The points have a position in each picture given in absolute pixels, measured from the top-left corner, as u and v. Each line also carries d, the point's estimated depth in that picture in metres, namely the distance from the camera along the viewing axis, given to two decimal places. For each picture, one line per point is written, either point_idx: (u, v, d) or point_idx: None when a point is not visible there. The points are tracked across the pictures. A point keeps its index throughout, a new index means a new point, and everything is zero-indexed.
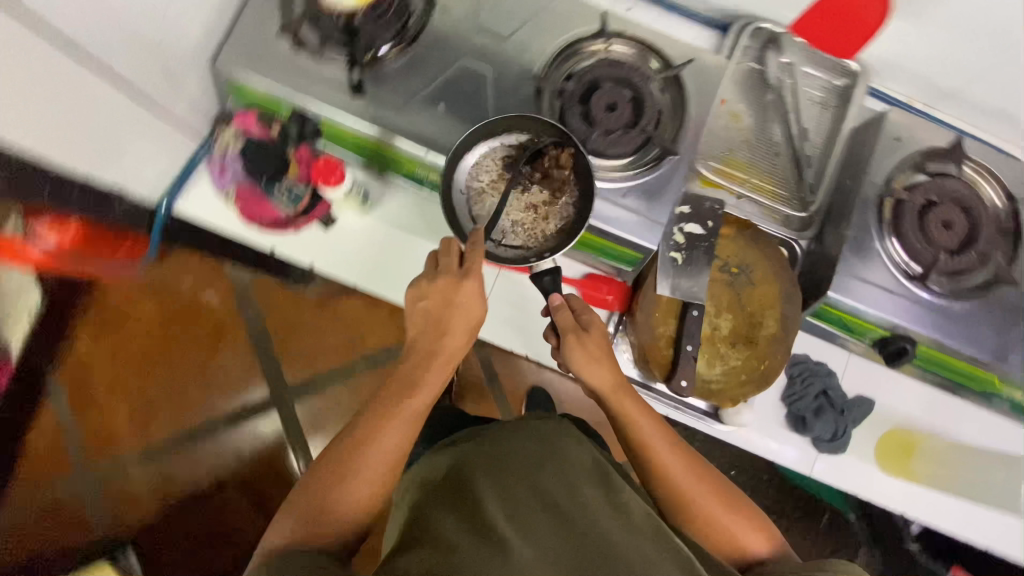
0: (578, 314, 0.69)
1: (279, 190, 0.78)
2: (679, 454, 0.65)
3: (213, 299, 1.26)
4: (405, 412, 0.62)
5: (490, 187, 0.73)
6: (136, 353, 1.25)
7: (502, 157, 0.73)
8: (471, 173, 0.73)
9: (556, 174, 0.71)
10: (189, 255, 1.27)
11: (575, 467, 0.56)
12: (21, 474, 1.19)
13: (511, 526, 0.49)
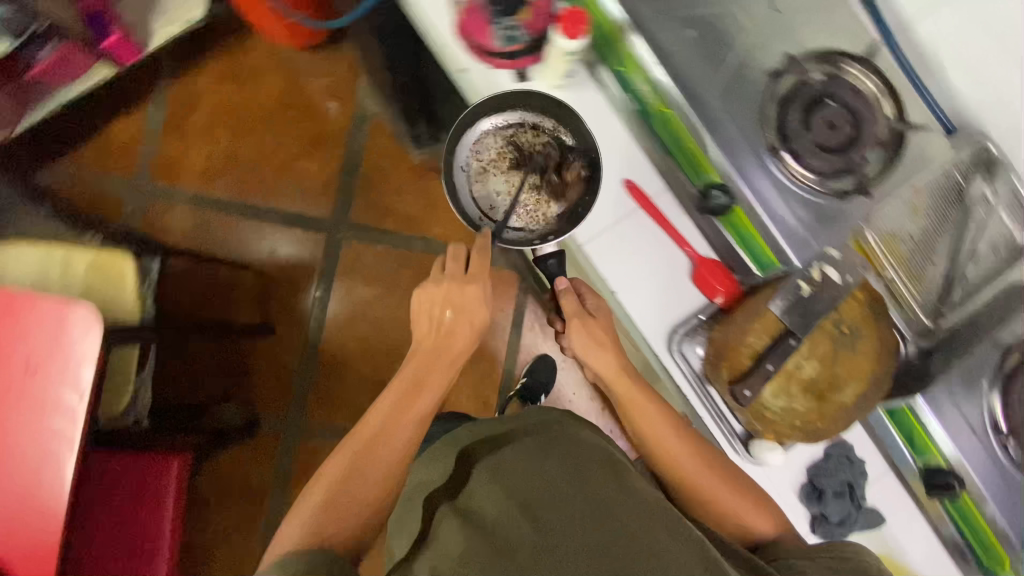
0: (583, 297, 0.83)
1: (503, 23, 0.78)
2: (699, 455, 0.74)
3: (333, 109, 1.45)
4: (418, 398, 0.78)
5: (495, 165, 0.86)
6: (247, 114, 1.45)
7: (502, 137, 0.85)
8: (476, 153, 0.86)
9: (551, 155, 0.84)
10: (335, 63, 1.46)
11: (582, 453, 0.68)
12: (102, 148, 1.41)
13: (525, 485, 0.63)
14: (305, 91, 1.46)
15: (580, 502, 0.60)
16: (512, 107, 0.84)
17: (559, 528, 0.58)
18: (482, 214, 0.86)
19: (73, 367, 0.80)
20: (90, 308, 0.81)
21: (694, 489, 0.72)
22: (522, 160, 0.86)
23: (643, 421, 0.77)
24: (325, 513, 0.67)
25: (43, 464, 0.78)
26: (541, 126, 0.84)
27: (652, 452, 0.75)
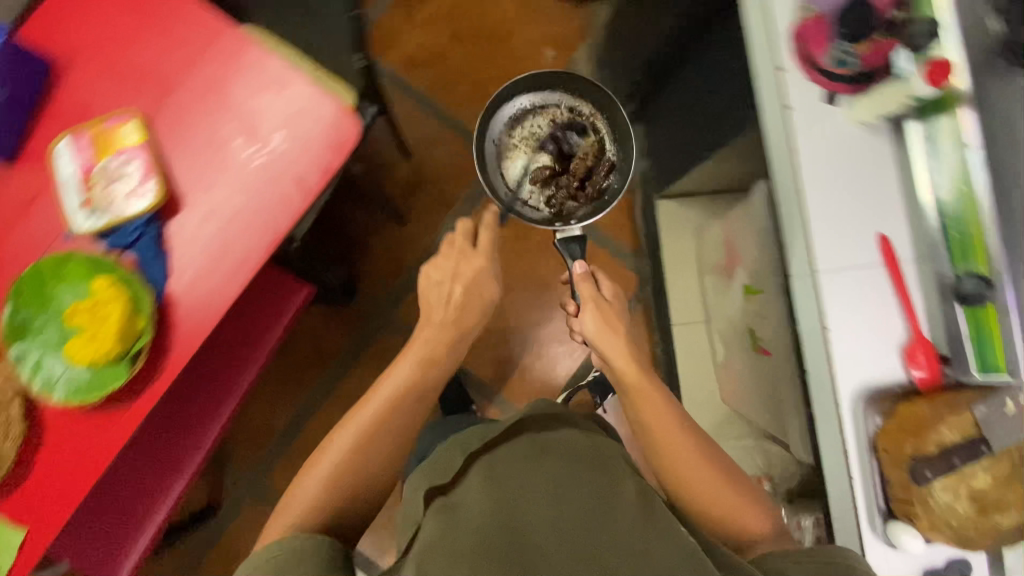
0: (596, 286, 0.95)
1: (841, 48, 0.79)
2: (700, 459, 0.80)
3: (550, 57, 1.52)
4: (421, 381, 0.84)
5: (531, 141, 1.19)
6: (471, 25, 1.53)
7: (528, 127, 1.19)
8: (508, 136, 1.19)
9: (581, 142, 1.17)
10: (572, 19, 1.53)
11: (569, 446, 0.77)
12: None
13: (500, 489, 0.70)
14: (533, 34, 1.53)
15: (559, 507, 0.66)
16: (552, 100, 1.19)
17: (551, 531, 0.64)
18: (512, 181, 1.17)
19: (313, 159, 0.82)
20: (352, 115, 0.83)
21: (700, 496, 0.78)
22: (550, 136, 1.18)
23: (659, 429, 0.82)
24: (344, 470, 0.76)
25: (248, 233, 0.80)
26: (575, 112, 1.19)
27: (658, 445, 0.82)
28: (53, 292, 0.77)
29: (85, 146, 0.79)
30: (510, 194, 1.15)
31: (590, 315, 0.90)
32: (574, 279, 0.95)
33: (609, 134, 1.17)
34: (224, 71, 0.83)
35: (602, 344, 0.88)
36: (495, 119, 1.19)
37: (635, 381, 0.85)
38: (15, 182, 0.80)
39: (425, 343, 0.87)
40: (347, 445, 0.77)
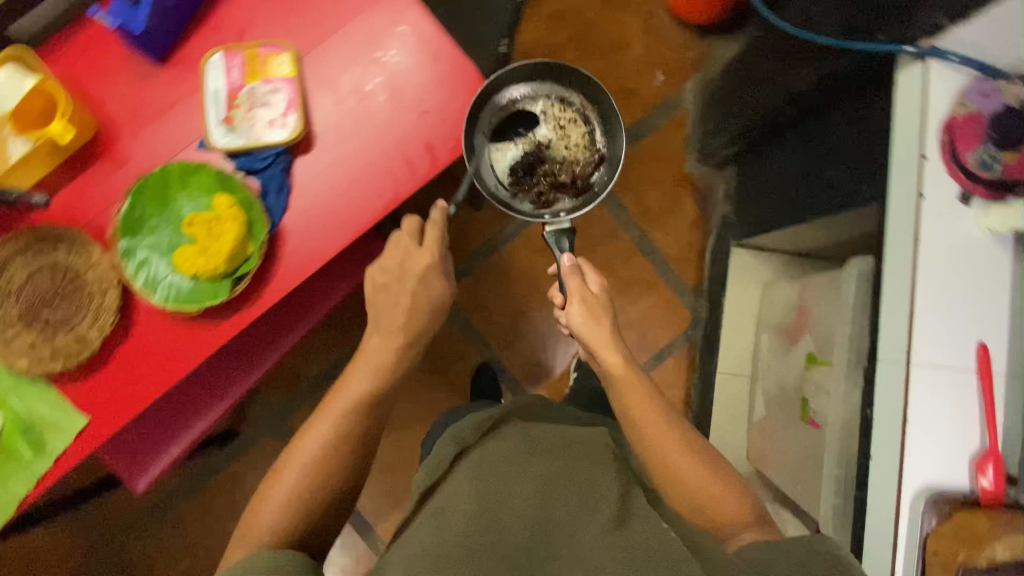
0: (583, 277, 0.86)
1: (992, 150, 0.78)
2: (682, 444, 0.76)
3: (659, 80, 1.53)
4: (366, 375, 0.75)
5: (521, 135, 0.91)
6: (590, 31, 1.54)
7: (526, 104, 0.91)
8: (501, 112, 0.89)
9: (571, 140, 0.92)
10: (689, 49, 1.53)
11: (554, 447, 0.83)
12: None
13: (488, 482, 0.76)
14: (647, 54, 1.54)
15: (541, 512, 0.72)
16: (555, 79, 0.91)
17: (515, 518, 0.71)
18: (502, 180, 0.91)
19: (448, 132, 0.82)
20: None
21: (691, 489, 0.73)
22: (541, 135, 0.92)
23: (636, 412, 0.78)
24: (308, 485, 0.68)
25: (370, 189, 0.81)
26: (569, 101, 0.92)
27: (635, 424, 0.78)
28: (174, 199, 0.79)
29: (236, 66, 0.80)
30: (504, 195, 0.90)
31: (578, 307, 0.83)
32: (562, 272, 0.85)
33: (598, 129, 0.93)
34: (382, 25, 0.83)
35: (595, 342, 0.82)
36: (486, 109, 0.87)
37: (619, 370, 0.81)
38: (159, 85, 0.80)
39: (377, 358, 0.78)
40: (306, 462, 0.69)
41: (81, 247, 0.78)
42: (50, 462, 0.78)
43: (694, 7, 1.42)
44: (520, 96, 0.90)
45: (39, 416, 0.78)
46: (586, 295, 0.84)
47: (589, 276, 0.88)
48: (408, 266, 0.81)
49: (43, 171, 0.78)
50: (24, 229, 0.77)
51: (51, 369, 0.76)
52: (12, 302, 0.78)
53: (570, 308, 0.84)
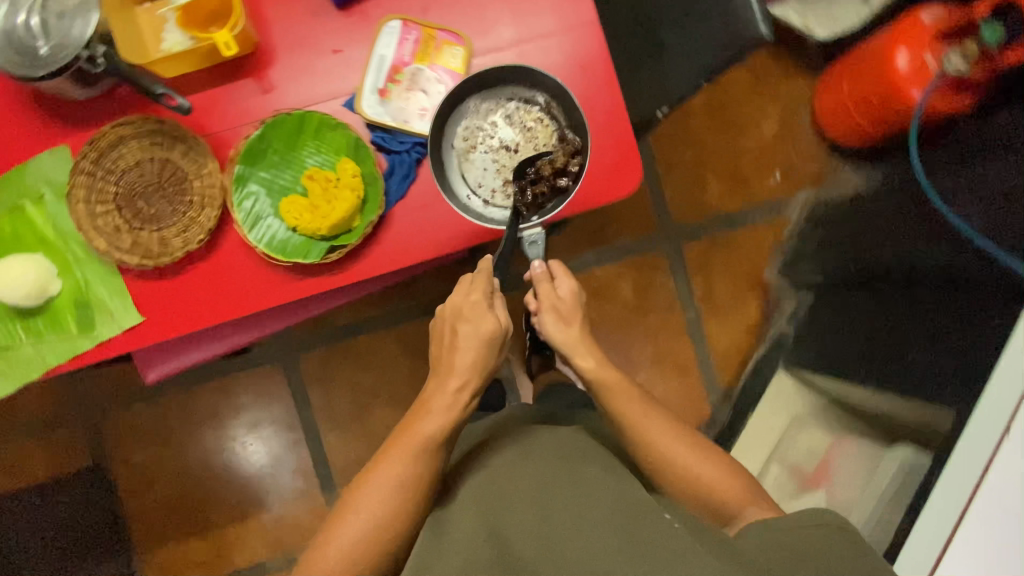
0: (557, 283, 0.88)
1: None
2: (676, 431, 0.81)
3: (774, 179, 1.49)
4: (430, 409, 0.79)
5: (489, 143, 0.84)
6: (728, 105, 1.50)
7: (486, 114, 0.83)
8: (463, 129, 0.83)
9: (540, 142, 0.83)
10: (817, 161, 1.49)
11: (544, 448, 0.82)
12: None
13: (489, 497, 0.77)
14: (774, 150, 1.50)
15: (534, 526, 0.71)
16: (510, 85, 0.82)
17: (524, 534, 0.71)
18: (474, 190, 0.83)
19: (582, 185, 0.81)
20: (638, 170, 0.82)
21: (693, 479, 0.78)
22: (506, 144, 0.83)
23: (622, 408, 0.82)
24: (366, 541, 0.72)
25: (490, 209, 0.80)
26: (532, 100, 0.83)
27: (624, 422, 0.82)
28: (302, 147, 0.78)
29: (410, 41, 0.79)
30: (476, 205, 0.83)
31: (551, 316, 0.88)
32: (535, 276, 0.89)
33: (565, 127, 0.82)
34: (562, 58, 0.81)
35: (573, 347, 0.87)
36: (449, 127, 0.82)
37: (594, 372, 0.85)
38: (330, 29, 0.79)
39: (432, 419, 0.78)
40: (367, 518, 0.73)
41: (199, 155, 0.77)
42: (88, 343, 0.76)
43: (840, 125, 1.38)
44: (483, 108, 0.83)
45: (94, 295, 0.77)
46: (561, 304, 0.88)
47: (562, 282, 0.89)
48: (467, 314, 0.81)
49: (190, 68, 0.76)
50: (153, 116, 0.76)
51: (126, 258, 0.74)
52: (113, 180, 0.77)
53: (542, 314, 0.89)
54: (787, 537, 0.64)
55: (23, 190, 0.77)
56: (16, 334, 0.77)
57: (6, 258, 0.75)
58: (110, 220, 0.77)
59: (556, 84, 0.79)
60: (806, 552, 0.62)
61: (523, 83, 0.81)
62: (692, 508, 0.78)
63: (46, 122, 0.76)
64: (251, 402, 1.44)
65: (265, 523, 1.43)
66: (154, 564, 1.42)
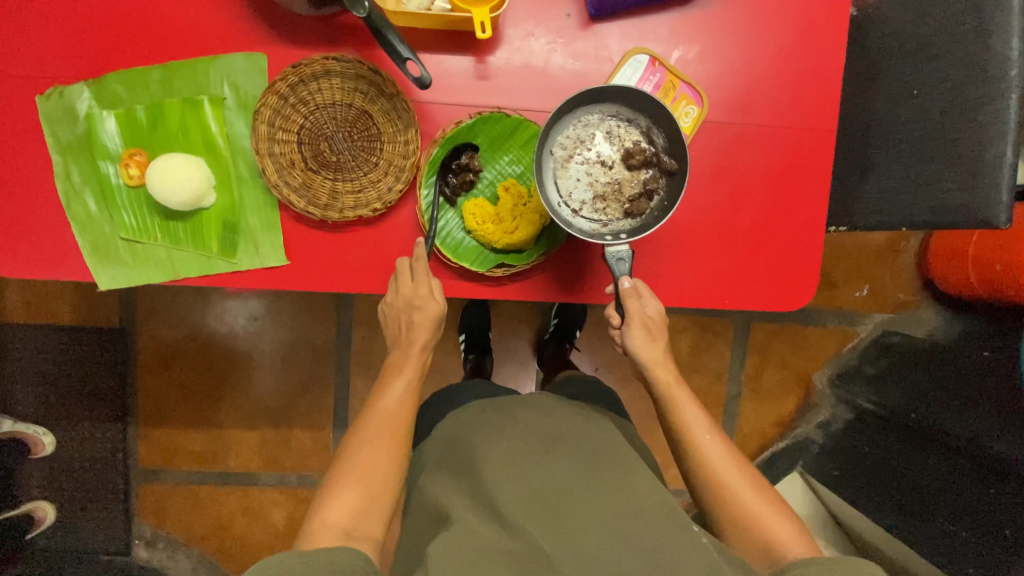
0: (641, 299, 0.73)
1: None
2: (730, 449, 0.72)
3: (860, 292, 1.50)
4: (398, 381, 0.72)
5: (586, 155, 0.70)
6: None
7: (586, 123, 0.70)
8: (558, 135, 0.70)
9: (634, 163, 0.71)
10: (905, 290, 1.50)
11: (524, 431, 0.74)
12: None
13: (504, 481, 0.68)
14: (871, 264, 1.49)
15: (550, 517, 0.64)
16: (616, 99, 0.69)
17: (539, 528, 0.63)
18: (564, 200, 0.70)
19: (755, 284, 0.79)
20: (811, 287, 0.80)
21: (736, 511, 0.69)
22: (600, 160, 0.71)
23: (675, 412, 0.74)
24: (360, 511, 0.64)
25: (659, 274, 0.78)
26: (636, 119, 0.70)
27: (680, 431, 0.73)
28: (504, 151, 0.74)
29: (651, 83, 0.74)
30: (563, 215, 0.70)
31: (640, 331, 0.73)
32: (620, 293, 0.71)
33: (662, 152, 0.70)
34: (785, 154, 0.77)
35: (653, 364, 0.75)
36: (549, 131, 0.69)
37: (666, 380, 0.75)
38: (577, 39, 0.74)
39: (399, 383, 0.72)
40: (360, 479, 0.66)
41: (401, 120, 0.71)
42: (224, 267, 0.72)
43: (948, 271, 1.37)
44: (583, 118, 0.70)
45: (245, 222, 0.72)
46: (646, 317, 0.72)
47: (648, 299, 0.73)
48: (426, 306, 0.72)
49: (425, 26, 0.71)
50: (368, 61, 0.70)
51: (293, 200, 0.69)
52: (302, 110, 0.71)
53: (628, 329, 0.73)
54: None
55: (206, 86, 0.70)
56: (152, 230, 0.72)
57: (169, 154, 0.69)
58: (286, 151, 0.71)
59: (664, 108, 0.67)
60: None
61: (630, 99, 0.69)
62: (737, 542, 0.69)
63: (254, 23, 0.69)
64: (293, 322, 1.39)
65: (269, 435, 1.41)
66: (148, 439, 1.39)
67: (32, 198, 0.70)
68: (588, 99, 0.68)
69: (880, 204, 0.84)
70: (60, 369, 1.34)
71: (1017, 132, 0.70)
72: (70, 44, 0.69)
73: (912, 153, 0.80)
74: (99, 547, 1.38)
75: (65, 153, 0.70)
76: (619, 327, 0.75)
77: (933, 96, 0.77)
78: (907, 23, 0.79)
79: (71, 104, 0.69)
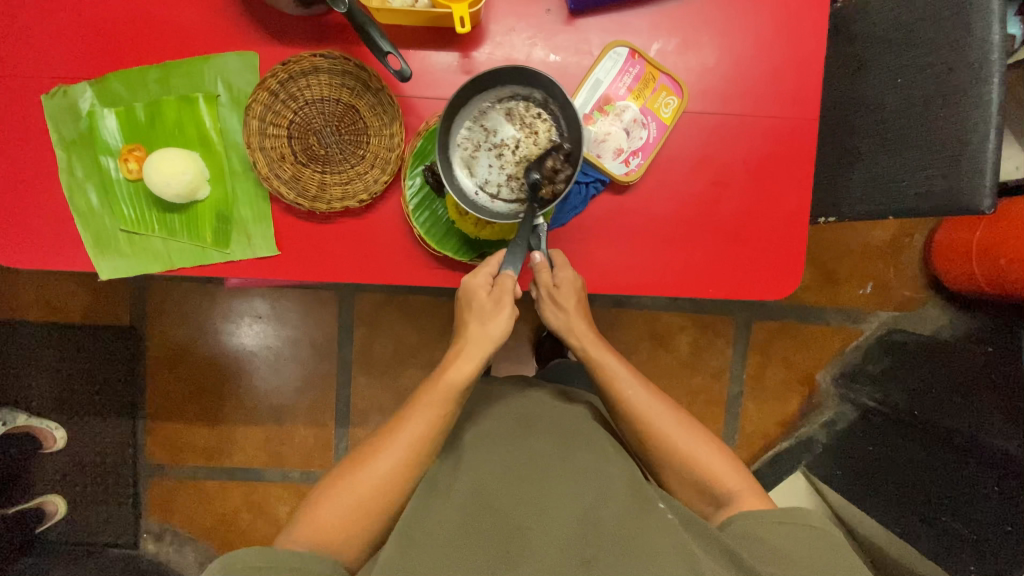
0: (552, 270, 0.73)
1: None
2: (667, 403, 0.74)
3: (865, 289, 1.47)
4: (435, 392, 0.69)
5: (492, 141, 0.72)
6: None
7: (486, 109, 0.71)
8: (463, 127, 0.71)
9: (539, 137, 0.71)
10: (911, 288, 1.47)
11: (502, 416, 0.77)
12: None
13: (480, 465, 0.70)
14: (875, 261, 1.47)
15: (521, 498, 0.66)
16: (507, 79, 0.70)
17: (517, 503, 0.66)
18: (481, 188, 0.72)
19: (739, 273, 0.79)
20: (797, 274, 0.80)
21: (682, 464, 0.71)
22: (507, 141, 0.72)
23: (607, 376, 0.74)
24: (351, 522, 0.65)
25: (638, 264, 0.78)
26: (532, 95, 0.71)
27: (612, 395, 0.74)
28: None
29: (630, 75, 0.76)
30: (483, 203, 0.72)
31: (550, 304, 0.74)
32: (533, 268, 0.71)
33: (562, 121, 0.70)
34: (768, 144, 0.78)
35: (572, 332, 0.76)
36: (451, 126, 0.70)
37: (584, 346, 0.76)
38: (558, 33, 0.76)
39: (436, 393, 0.69)
40: (354, 501, 0.65)
41: (386, 114, 0.74)
42: (218, 257, 0.75)
43: (953, 267, 1.34)
44: (484, 107, 0.71)
45: (237, 213, 0.75)
46: (558, 292, 0.73)
47: (561, 265, 0.73)
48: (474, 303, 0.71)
49: (409, 23, 0.73)
50: (354, 58, 0.72)
51: (283, 191, 0.71)
52: (292, 106, 0.74)
53: (543, 304, 0.75)
54: (775, 538, 0.62)
55: (201, 84, 0.73)
56: (150, 223, 0.75)
57: (165, 149, 0.73)
58: (277, 146, 0.73)
59: (551, 82, 0.67)
60: (792, 553, 0.60)
61: (519, 78, 0.69)
62: (683, 493, 0.72)
63: (245, 23, 0.73)
64: (295, 320, 1.41)
65: (272, 432, 1.43)
66: (157, 435, 1.42)
67: (32, 190, 0.74)
68: (482, 89, 0.70)
69: (869, 193, 0.84)
70: (73, 364, 1.38)
71: (1000, 116, 0.70)
72: (71, 44, 0.73)
73: (899, 141, 0.79)
74: (108, 539, 1.41)
75: (69, 148, 0.74)
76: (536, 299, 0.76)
77: (918, 82, 0.76)
78: (891, 12, 0.79)
79: (74, 102, 0.73)
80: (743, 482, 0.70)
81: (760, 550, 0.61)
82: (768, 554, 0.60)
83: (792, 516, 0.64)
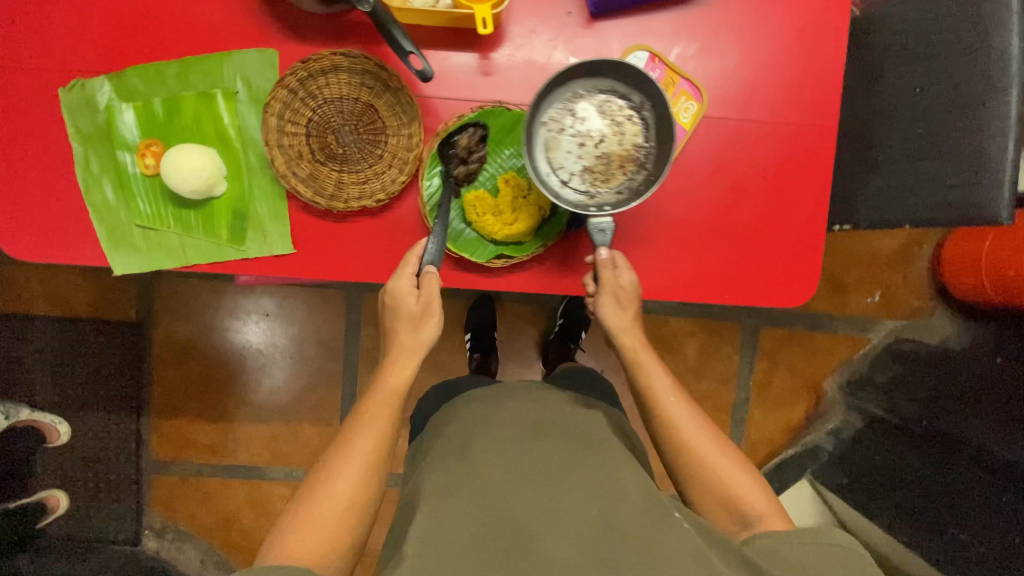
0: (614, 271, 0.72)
1: None
2: (698, 415, 0.73)
3: (873, 297, 1.47)
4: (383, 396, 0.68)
5: (577, 127, 0.71)
6: None
7: (581, 96, 0.71)
8: (552, 109, 0.70)
9: (625, 137, 0.71)
10: (919, 297, 1.47)
11: (517, 421, 0.76)
12: None
13: (495, 471, 0.69)
14: (883, 269, 1.47)
15: (534, 503, 0.65)
16: (611, 74, 0.69)
17: (529, 508, 0.65)
18: (553, 170, 0.71)
19: (756, 280, 0.79)
20: (814, 281, 0.80)
21: (705, 475, 0.70)
22: (592, 131, 0.71)
23: (644, 382, 0.75)
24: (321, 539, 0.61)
25: (655, 268, 0.78)
26: (630, 94, 0.71)
27: (648, 399, 0.74)
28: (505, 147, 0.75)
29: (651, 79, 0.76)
30: (552, 185, 0.71)
31: (609, 301, 0.74)
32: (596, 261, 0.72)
33: (653, 128, 0.71)
34: (786, 150, 0.78)
35: (622, 333, 0.75)
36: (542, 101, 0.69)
37: (634, 347, 0.76)
38: (579, 36, 0.76)
39: (382, 396, 0.68)
40: (321, 516, 0.61)
41: (405, 113, 0.73)
42: (232, 254, 0.75)
43: (961, 277, 1.34)
44: (579, 93, 0.71)
45: (254, 210, 0.74)
46: (622, 292, 0.73)
47: (626, 267, 0.73)
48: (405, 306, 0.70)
49: (430, 22, 0.73)
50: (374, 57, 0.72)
51: (300, 190, 0.71)
52: (311, 105, 0.73)
53: (600, 299, 0.74)
54: (794, 554, 0.60)
55: (220, 80, 0.73)
56: (165, 218, 0.75)
57: (182, 145, 0.72)
58: (295, 144, 0.73)
59: (656, 87, 0.67)
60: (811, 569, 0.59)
61: (623, 75, 0.69)
62: (705, 506, 0.70)
63: (266, 21, 0.72)
64: (302, 318, 1.41)
65: (277, 429, 1.43)
66: (161, 431, 1.42)
67: (48, 184, 0.74)
68: (582, 75, 0.69)
69: (885, 202, 0.84)
70: (78, 358, 1.38)
71: (1018, 128, 0.70)
72: (89, 37, 0.72)
73: (917, 150, 0.79)
74: (109, 535, 1.41)
75: (86, 143, 0.73)
76: (592, 295, 0.75)
77: (938, 91, 0.76)
78: (912, 20, 0.79)
79: (92, 96, 0.73)
80: (767, 501, 0.69)
81: (779, 564, 0.60)
82: (787, 568, 0.59)
83: (809, 536, 0.63)
